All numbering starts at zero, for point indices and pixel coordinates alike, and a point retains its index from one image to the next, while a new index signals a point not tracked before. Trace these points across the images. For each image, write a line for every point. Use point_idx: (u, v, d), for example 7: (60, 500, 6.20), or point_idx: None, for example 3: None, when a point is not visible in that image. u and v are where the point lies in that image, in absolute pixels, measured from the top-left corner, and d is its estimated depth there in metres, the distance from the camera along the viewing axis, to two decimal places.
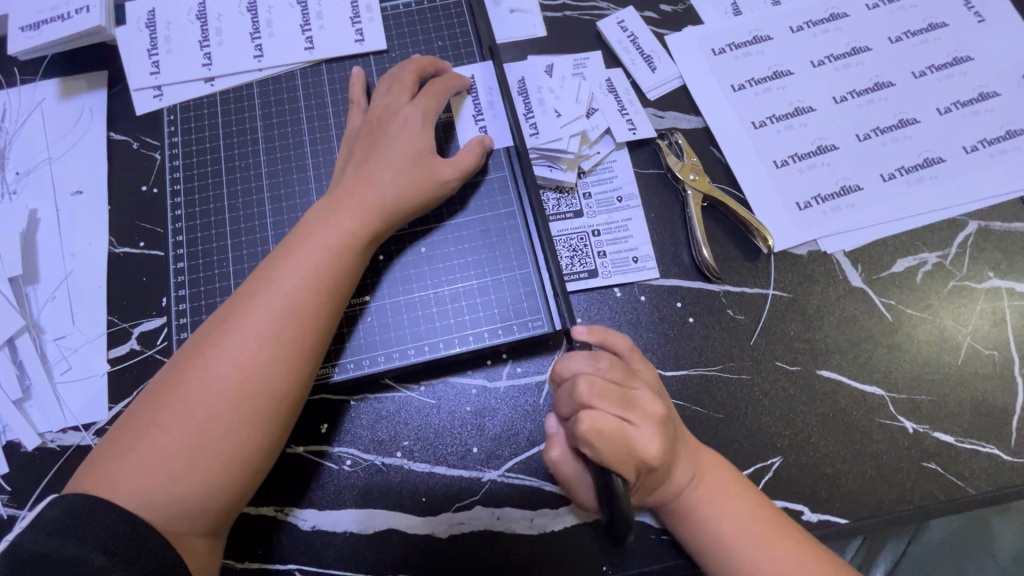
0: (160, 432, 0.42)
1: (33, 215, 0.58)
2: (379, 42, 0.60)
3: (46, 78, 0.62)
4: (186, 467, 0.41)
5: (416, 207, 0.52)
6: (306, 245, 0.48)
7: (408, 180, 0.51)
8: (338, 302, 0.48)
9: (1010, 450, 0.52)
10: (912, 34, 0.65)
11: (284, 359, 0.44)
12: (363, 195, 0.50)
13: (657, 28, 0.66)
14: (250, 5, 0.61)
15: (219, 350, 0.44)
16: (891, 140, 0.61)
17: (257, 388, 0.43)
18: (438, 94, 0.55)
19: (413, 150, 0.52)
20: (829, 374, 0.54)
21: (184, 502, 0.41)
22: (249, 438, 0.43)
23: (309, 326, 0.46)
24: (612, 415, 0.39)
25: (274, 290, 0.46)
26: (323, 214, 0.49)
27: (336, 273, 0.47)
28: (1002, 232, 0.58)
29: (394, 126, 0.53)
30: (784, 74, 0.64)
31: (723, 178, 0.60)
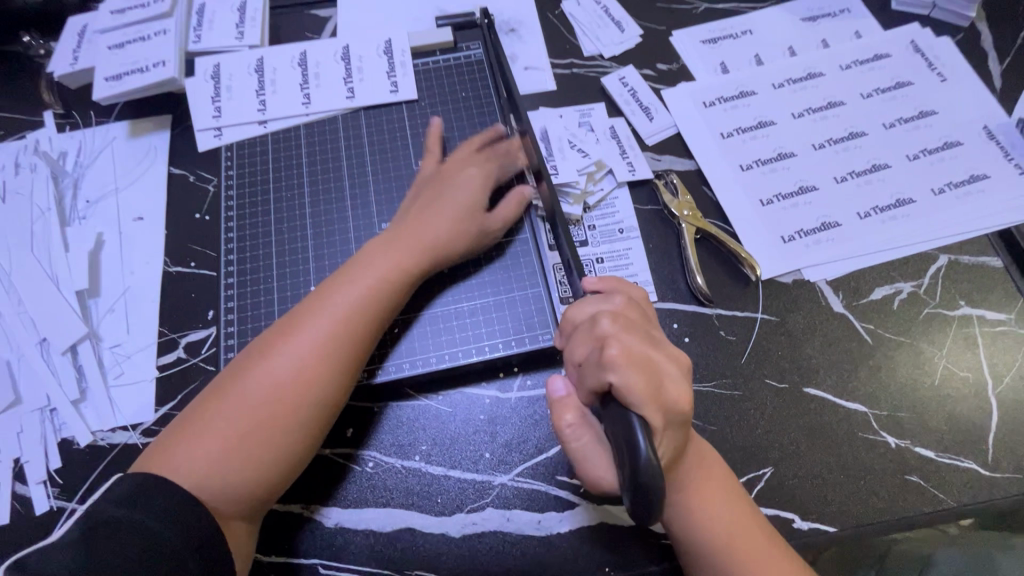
0: (220, 423, 0.47)
1: (99, 237, 0.65)
2: (411, 93, 0.69)
3: (118, 120, 0.71)
4: (241, 459, 0.46)
5: (462, 253, 0.59)
6: (365, 269, 0.54)
7: (456, 226, 0.58)
8: (384, 323, 0.54)
9: (987, 465, 0.55)
10: (882, 91, 0.73)
11: (335, 370, 0.50)
12: (423, 233, 0.57)
13: (654, 84, 0.75)
14: (301, 61, 0.70)
15: (280, 355, 0.49)
16: (866, 182, 0.68)
17: (309, 394, 0.49)
18: (498, 159, 0.63)
19: (468, 202, 0.59)
20: (815, 392, 0.58)
21: (232, 491, 0.46)
22: (299, 437, 0.49)
23: (359, 341, 0.52)
24: (639, 345, 0.40)
25: (333, 306, 0.52)
26: (382, 245, 0.56)
27: (386, 296, 0.54)
28: (971, 264, 0.64)
29: (460, 177, 0.61)
30: (768, 124, 0.72)
31: (714, 214, 0.67)
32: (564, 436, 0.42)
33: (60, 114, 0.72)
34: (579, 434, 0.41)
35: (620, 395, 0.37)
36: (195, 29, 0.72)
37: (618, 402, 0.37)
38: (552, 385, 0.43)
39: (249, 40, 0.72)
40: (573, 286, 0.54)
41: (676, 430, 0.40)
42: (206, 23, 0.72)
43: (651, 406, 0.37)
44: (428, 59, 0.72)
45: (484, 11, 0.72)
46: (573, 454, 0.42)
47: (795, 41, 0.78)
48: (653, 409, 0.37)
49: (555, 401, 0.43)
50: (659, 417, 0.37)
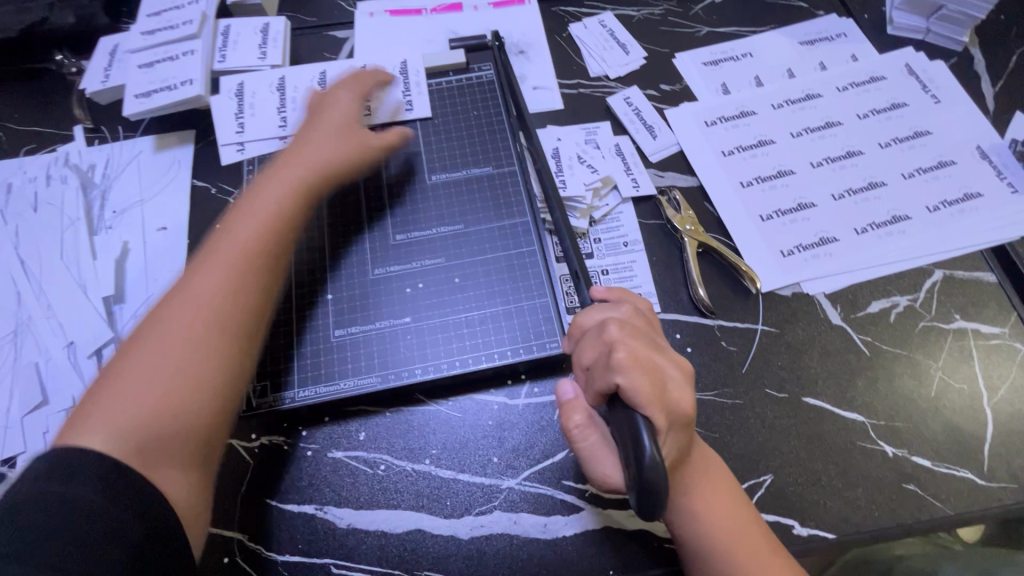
0: (135, 368, 0.48)
1: (124, 246, 0.68)
2: (425, 111, 0.72)
3: (144, 135, 0.74)
4: (159, 389, 0.47)
5: (348, 167, 0.64)
6: (238, 210, 0.58)
7: (341, 146, 0.64)
8: (285, 240, 0.58)
9: (983, 474, 0.57)
10: (878, 111, 0.76)
11: (244, 286, 0.53)
12: (295, 160, 0.62)
13: (658, 104, 0.78)
14: (321, 80, 0.74)
15: (185, 294, 0.52)
16: (863, 199, 0.70)
17: (219, 312, 0.51)
18: (365, 80, 0.70)
19: (340, 122, 0.66)
20: (814, 402, 0.60)
21: (156, 426, 0.46)
22: (218, 347, 0.50)
23: (262, 256, 0.55)
24: (645, 350, 0.42)
25: (231, 239, 0.56)
26: (262, 183, 0.60)
27: (280, 211, 0.58)
28: (965, 279, 0.66)
29: (323, 110, 0.67)
30: (767, 142, 0.75)
31: (716, 229, 0.70)
32: (573, 436, 0.44)
33: (90, 129, 0.75)
34: (588, 434, 0.43)
35: (628, 398, 0.39)
36: (220, 49, 0.75)
37: (626, 405, 0.39)
38: (562, 388, 0.45)
39: (271, 61, 0.75)
40: (580, 295, 0.57)
41: (680, 433, 0.42)
42: (231, 44, 0.76)
43: (656, 407, 0.39)
44: (441, 80, 0.75)
45: (496, 35, 0.76)
46: (581, 453, 0.44)
47: (793, 63, 0.81)
48: (658, 413, 0.39)
49: (564, 402, 0.45)
50: (663, 419, 0.39)
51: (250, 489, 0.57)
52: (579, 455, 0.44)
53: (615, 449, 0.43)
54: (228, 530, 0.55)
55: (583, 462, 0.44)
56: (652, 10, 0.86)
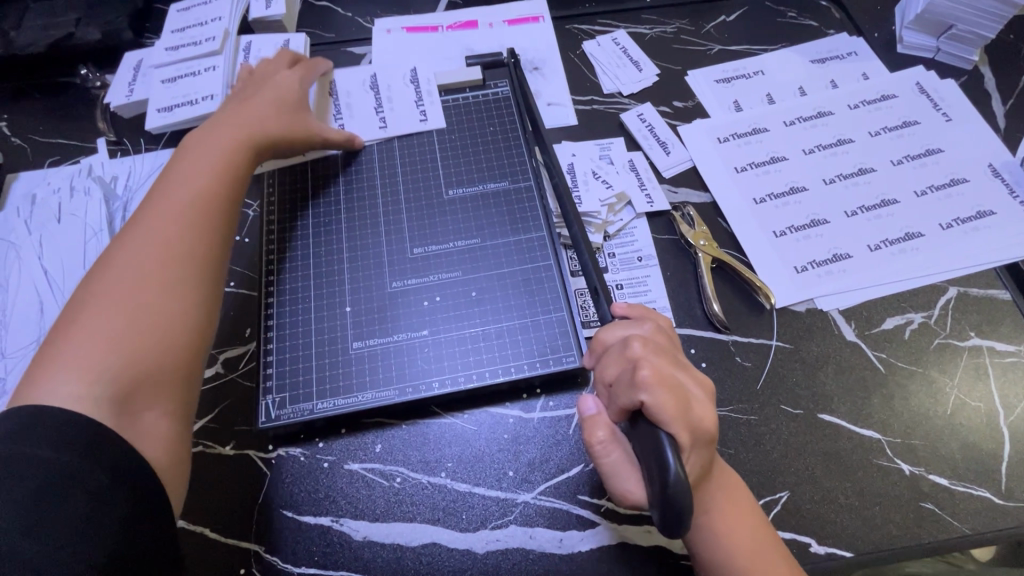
0: (91, 323, 0.49)
1: None
2: (439, 121, 0.74)
3: (166, 148, 0.76)
4: (114, 342, 0.48)
5: (285, 138, 0.66)
6: (183, 170, 0.60)
7: (279, 120, 0.67)
8: (229, 194, 0.60)
9: (1001, 494, 0.56)
10: (890, 129, 0.77)
11: (196, 234, 0.56)
12: (239, 122, 0.65)
13: (671, 120, 0.79)
14: (335, 93, 0.76)
15: (131, 247, 0.54)
16: (876, 216, 0.71)
17: (176, 258, 0.54)
18: (310, 69, 0.74)
19: (280, 99, 0.68)
20: (829, 418, 0.60)
21: (127, 369, 0.48)
22: (175, 301, 0.52)
23: (212, 207, 0.58)
24: (668, 368, 0.43)
25: (173, 196, 0.58)
26: (193, 146, 0.63)
27: (220, 167, 0.61)
28: (979, 297, 0.66)
29: (268, 84, 0.69)
30: (780, 159, 0.75)
31: (730, 244, 0.70)
32: (595, 452, 0.44)
33: (112, 141, 0.77)
34: (611, 451, 0.43)
35: (651, 413, 0.39)
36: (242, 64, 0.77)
37: (649, 420, 0.40)
38: (584, 404, 0.45)
39: None
40: (599, 310, 0.57)
41: (703, 451, 0.43)
42: (252, 59, 0.77)
43: (681, 425, 0.39)
44: (457, 95, 0.76)
45: (511, 52, 0.77)
46: (603, 469, 0.44)
47: (805, 81, 0.82)
48: (681, 430, 0.39)
49: (586, 418, 0.45)
50: (687, 438, 0.40)
51: (267, 500, 0.57)
52: (601, 471, 0.44)
53: (637, 466, 0.43)
54: (245, 541, 0.56)
55: (605, 478, 0.43)
56: (665, 28, 0.87)
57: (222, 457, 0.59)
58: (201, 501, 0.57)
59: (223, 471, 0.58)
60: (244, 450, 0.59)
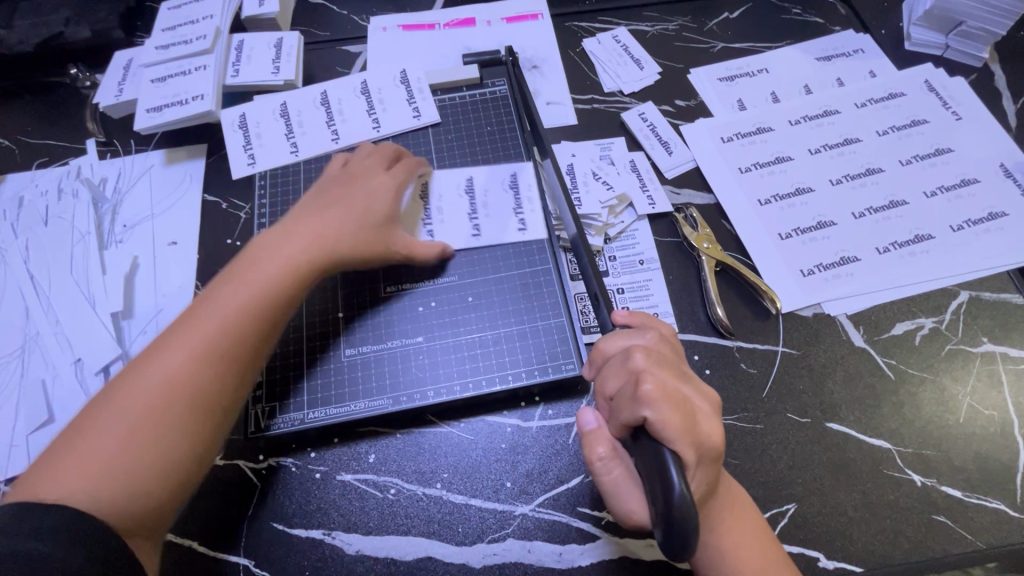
0: (113, 434, 0.45)
1: (133, 260, 0.67)
2: (433, 115, 0.72)
3: (156, 149, 0.74)
4: (124, 468, 0.44)
5: (363, 258, 0.58)
6: (242, 277, 0.53)
7: (365, 237, 0.59)
8: (277, 321, 0.53)
9: (1017, 506, 0.54)
10: (898, 129, 0.75)
11: (231, 371, 0.49)
12: (313, 230, 0.57)
13: (673, 119, 0.77)
14: (323, 99, 0.73)
15: (161, 358, 0.48)
16: (884, 218, 0.69)
17: (200, 397, 0.47)
18: (410, 169, 0.65)
19: (372, 218, 0.59)
20: (837, 427, 0.58)
21: (117, 507, 0.43)
22: (195, 439, 0.47)
23: (253, 339, 0.51)
24: (671, 381, 0.41)
25: (217, 310, 0.50)
26: (265, 246, 0.55)
27: (279, 287, 0.53)
28: (992, 301, 0.64)
29: (363, 187, 0.61)
30: (785, 159, 0.73)
31: (734, 247, 0.68)
32: (596, 469, 0.42)
33: (102, 142, 0.75)
34: (613, 468, 0.41)
35: (655, 431, 0.37)
36: (233, 63, 0.75)
37: (652, 437, 0.38)
38: (584, 417, 0.44)
39: (284, 75, 0.74)
40: (599, 317, 0.55)
41: (709, 466, 0.41)
42: (244, 58, 0.75)
43: (686, 442, 0.37)
44: (454, 94, 0.75)
45: (509, 50, 0.76)
46: (604, 486, 0.42)
47: (810, 79, 0.80)
48: (686, 447, 0.37)
49: (586, 433, 0.43)
50: (693, 454, 0.38)
51: (256, 512, 0.55)
52: (602, 489, 0.42)
53: (639, 484, 0.41)
54: (234, 555, 0.54)
55: (607, 495, 0.42)
56: (667, 25, 0.85)
57: (210, 467, 0.57)
58: (188, 514, 0.55)
59: (212, 481, 0.57)
60: (233, 460, 0.57)
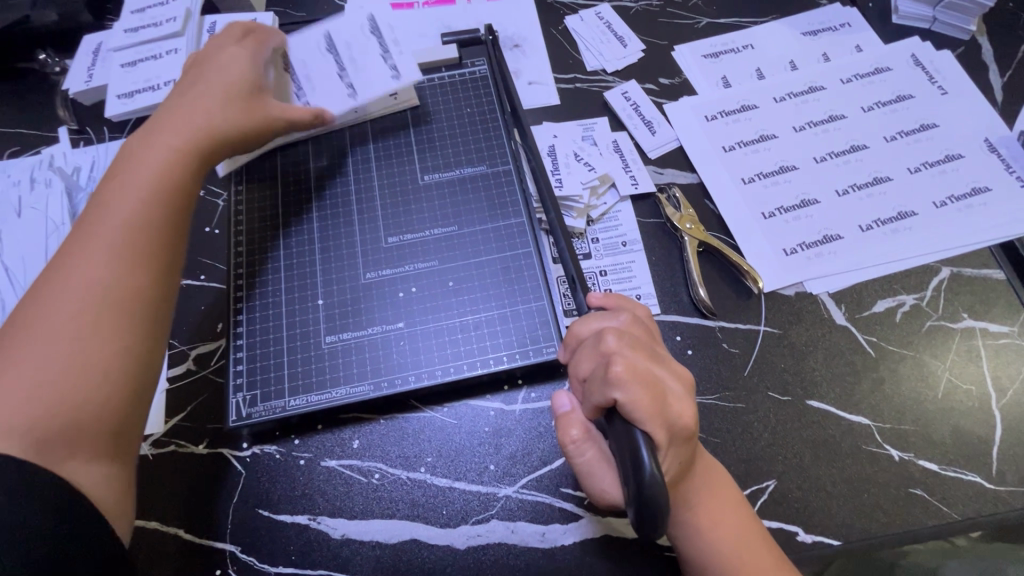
0: (24, 360, 0.45)
1: None
2: (412, 74, 0.67)
3: (130, 136, 0.73)
4: (45, 381, 0.44)
5: (247, 130, 0.60)
6: (121, 185, 0.54)
7: (238, 111, 0.60)
8: (174, 199, 0.54)
9: (992, 479, 0.55)
10: (883, 104, 0.74)
11: (138, 261, 0.50)
12: (181, 127, 0.58)
13: (657, 98, 0.76)
14: (287, 63, 0.67)
15: (61, 279, 0.48)
16: (867, 194, 0.68)
17: (109, 292, 0.49)
18: (260, 42, 0.65)
19: (231, 88, 0.60)
20: (817, 404, 0.59)
21: (41, 416, 0.43)
22: (111, 336, 0.47)
23: (154, 229, 0.52)
24: (643, 362, 0.41)
25: (105, 218, 0.51)
26: (137, 155, 0.56)
27: (162, 177, 0.55)
28: (973, 277, 0.64)
29: (214, 73, 0.61)
30: (769, 137, 0.73)
31: (717, 227, 0.68)
32: (570, 451, 0.42)
33: (74, 130, 0.73)
34: (587, 450, 0.42)
35: (626, 412, 0.38)
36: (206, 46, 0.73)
37: (623, 418, 0.38)
38: (559, 400, 0.44)
39: None
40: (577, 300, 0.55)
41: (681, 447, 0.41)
42: None
43: (656, 422, 0.38)
44: (433, 75, 0.73)
45: (488, 29, 0.74)
46: (579, 468, 0.42)
47: (796, 55, 0.79)
48: (658, 428, 0.38)
49: (560, 417, 0.44)
50: (664, 434, 0.38)
51: (241, 499, 0.56)
52: (576, 470, 0.43)
53: (613, 464, 0.42)
54: (220, 542, 0.54)
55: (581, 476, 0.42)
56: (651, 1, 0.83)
57: (194, 456, 0.57)
58: (173, 502, 0.55)
59: (197, 470, 0.57)
60: (218, 448, 0.58)
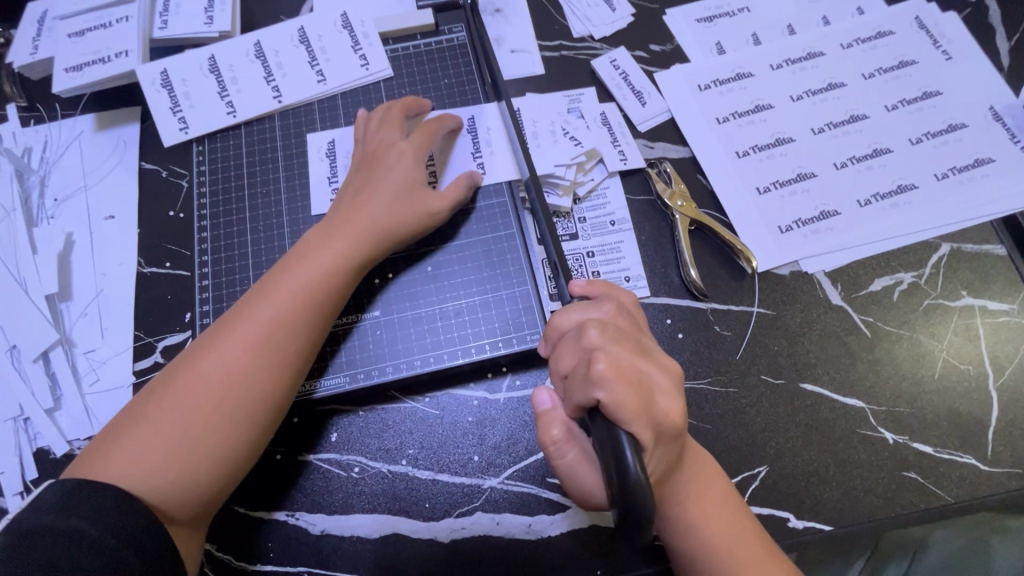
0: (167, 421, 0.45)
1: (69, 238, 0.63)
2: (384, 67, 0.66)
3: (84, 113, 0.68)
4: (179, 454, 0.45)
5: (402, 237, 0.56)
6: (279, 281, 0.51)
7: (400, 209, 0.55)
8: (325, 317, 0.51)
9: (987, 461, 0.54)
10: (884, 71, 0.70)
11: (282, 364, 0.49)
12: (355, 227, 0.53)
13: (647, 66, 0.72)
14: (258, 51, 0.66)
15: (217, 352, 0.48)
16: (866, 167, 0.65)
17: (250, 405, 0.47)
18: (432, 132, 0.59)
19: (413, 182, 0.56)
20: (811, 388, 0.57)
21: (171, 489, 0.44)
22: (242, 434, 0.47)
23: (303, 332, 0.50)
24: (627, 358, 0.39)
25: (270, 306, 0.49)
26: (315, 242, 0.53)
27: (320, 291, 0.51)
28: (973, 253, 0.62)
29: (401, 161, 0.56)
30: (765, 107, 0.69)
31: (709, 204, 0.65)
32: (551, 452, 0.40)
33: (23, 107, 0.68)
34: (568, 451, 0.40)
35: (607, 411, 0.35)
36: (161, 13, 0.67)
37: (604, 418, 0.36)
38: (539, 398, 0.42)
39: (219, 26, 0.67)
40: (560, 287, 0.52)
41: (668, 443, 0.39)
42: (172, 7, 0.67)
43: (641, 421, 0.36)
44: (407, 44, 0.68)
45: None
46: (561, 470, 0.41)
47: (794, 18, 0.74)
48: (642, 427, 0.36)
49: (541, 415, 0.42)
50: (649, 433, 0.36)
51: None
52: (558, 472, 0.41)
53: (595, 464, 0.40)
54: None
55: (563, 478, 0.41)
56: None
57: None
58: None
59: None
60: None
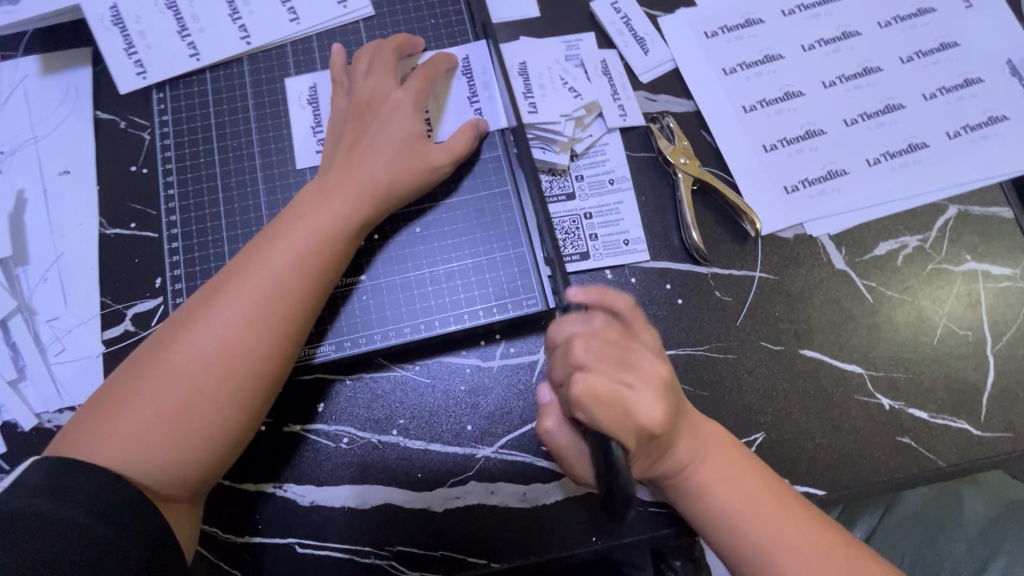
0: (156, 397, 0.42)
1: (20, 195, 0.57)
2: (364, 5, 0.60)
3: (27, 54, 0.61)
4: (172, 433, 0.41)
5: (399, 195, 0.51)
6: (272, 248, 0.46)
7: (400, 165, 0.51)
8: (324, 285, 0.48)
9: (979, 425, 0.54)
10: (901, 19, 0.66)
11: (280, 334, 0.45)
12: (353, 184, 0.49)
13: (651, 9, 0.66)
14: None
15: (208, 322, 0.44)
16: (878, 124, 0.62)
17: (245, 381, 0.43)
18: (430, 77, 0.54)
19: (414, 135, 0.52)
20: (811, 353, 0.56)
21: (165, 470, 0.41)
22: (238, 410, 0.43)
23: (301, 299, 0.46)
24: (608, 379, 0.38)
25: (263, 271, 0.45)
26: (309, 203, 0.49)
27: (319, 259, 0.47)
28: (981, 216, 0.60)
29: (397, 112, 0.52)
30: (775, 57, 0.64)
31: (713, 162, 0.61)
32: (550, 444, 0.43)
33: None
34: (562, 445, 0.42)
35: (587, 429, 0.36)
36: None
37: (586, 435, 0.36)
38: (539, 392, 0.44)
39: None
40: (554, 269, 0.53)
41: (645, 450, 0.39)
42: None
43: (623, 438, 0.36)
44: None
45: None
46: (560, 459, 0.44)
47: None
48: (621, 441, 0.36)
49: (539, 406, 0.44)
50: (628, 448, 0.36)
51: None
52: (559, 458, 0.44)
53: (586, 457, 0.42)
54: None
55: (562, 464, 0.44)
56: None
57: None
58: None
59: None
60: None
